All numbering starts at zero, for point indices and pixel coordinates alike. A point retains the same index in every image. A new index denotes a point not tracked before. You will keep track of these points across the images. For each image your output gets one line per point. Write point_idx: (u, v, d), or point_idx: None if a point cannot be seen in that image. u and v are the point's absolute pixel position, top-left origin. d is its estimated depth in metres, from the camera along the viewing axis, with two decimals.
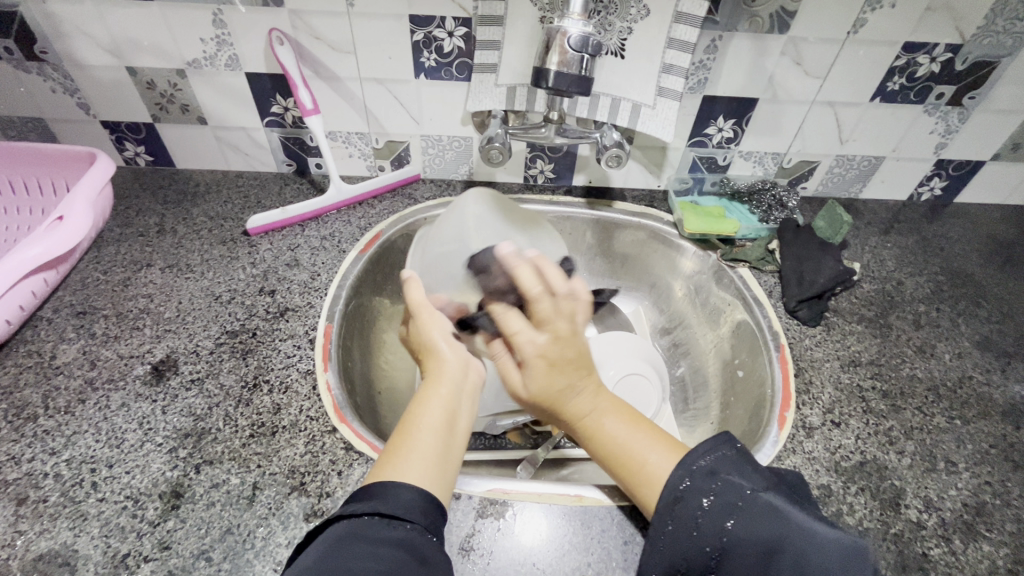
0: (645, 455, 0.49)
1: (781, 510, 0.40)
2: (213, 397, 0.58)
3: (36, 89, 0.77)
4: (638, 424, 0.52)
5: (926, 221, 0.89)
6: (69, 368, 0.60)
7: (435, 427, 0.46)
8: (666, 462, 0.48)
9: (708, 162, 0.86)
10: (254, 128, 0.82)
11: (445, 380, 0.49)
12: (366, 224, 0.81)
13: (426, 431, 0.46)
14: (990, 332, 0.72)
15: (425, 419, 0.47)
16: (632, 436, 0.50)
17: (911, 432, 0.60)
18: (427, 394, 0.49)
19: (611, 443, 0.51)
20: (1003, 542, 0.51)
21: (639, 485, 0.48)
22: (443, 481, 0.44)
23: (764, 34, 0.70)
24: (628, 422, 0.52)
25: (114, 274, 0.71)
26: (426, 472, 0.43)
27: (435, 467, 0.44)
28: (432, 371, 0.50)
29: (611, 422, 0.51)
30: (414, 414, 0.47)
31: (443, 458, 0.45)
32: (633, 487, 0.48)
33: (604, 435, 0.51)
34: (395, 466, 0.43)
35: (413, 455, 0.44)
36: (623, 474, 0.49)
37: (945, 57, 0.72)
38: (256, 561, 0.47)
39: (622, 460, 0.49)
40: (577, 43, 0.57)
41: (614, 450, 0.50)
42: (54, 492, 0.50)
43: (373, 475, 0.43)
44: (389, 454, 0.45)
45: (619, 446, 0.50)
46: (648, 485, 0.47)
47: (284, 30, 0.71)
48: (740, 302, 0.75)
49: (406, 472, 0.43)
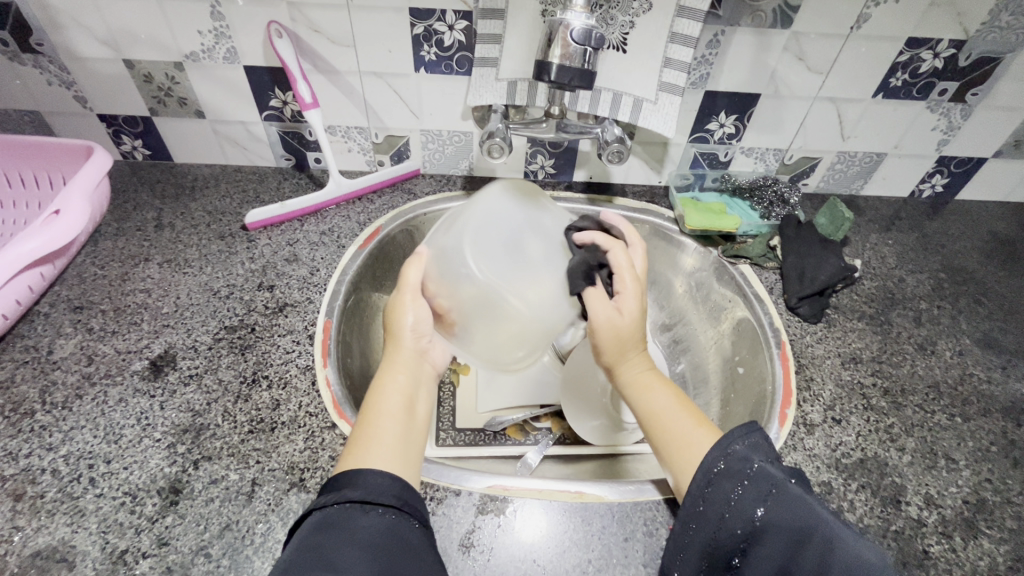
0: (688, 428, 0.49)
1: (806, 496, 0.39)
2: (211, 393, 0.58)
3: (32, 81, 0.76)
4: (683, 404, 0.52)
5: (927, 218, 0.88)
6: (66, 364, 0.60)
7: (395, 410, 0.48)
8: (706, 438, 0.48)
9: (710, 158, 0.86)
10: (252, 122, 0.81)
11: (404, 369, 0.51)
12: (365, 219, 0.81)
13: (388, 419, 0.47)
14: (991, 330, 0.72)
15: (385, 405, 0.48)
16: (676, 412, 0.51)
17: (912, 429, 0.60)
18: (389, 382, 0.50)
19: (656, 409, 0.52)
20: (1004, 539, 0.51)
21: (677, 450, 0.48)
22: (409, 462, 0.45)
23: (767, 29, 0.70)
24: (675, 400, 0.52)
25: (111, 269, 0.71)
26: (395, 458, 0.44)
27: (399, 449, 0.45)
28: (393, 359, 0.52)
29: (660, 392, 0.53)
30: (374, 400, 0.48)
31: (408, 445, 0.46)
32: (671, 455, 0.48)
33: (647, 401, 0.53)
34: (363, 456, 0.43)
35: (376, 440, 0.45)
36: (663, 440, 0.49)
37: (948, 53, 0.72)
38: (256, 557, 0.46)
39: (666, 425, 0.50)
40: (581, 35, 0.56)
41: (660, 416, 0.51)
42: (52, 487, 0.50)
43: (341, 464, 0.43)
44: (353, 442, 0.45)
45: (663, 414, 0.51)
46: (689, 451, 0.47)
47: (283, 22, 0.70)
48: (741, 299, 0.75)
49: (374, 457, 0.43)
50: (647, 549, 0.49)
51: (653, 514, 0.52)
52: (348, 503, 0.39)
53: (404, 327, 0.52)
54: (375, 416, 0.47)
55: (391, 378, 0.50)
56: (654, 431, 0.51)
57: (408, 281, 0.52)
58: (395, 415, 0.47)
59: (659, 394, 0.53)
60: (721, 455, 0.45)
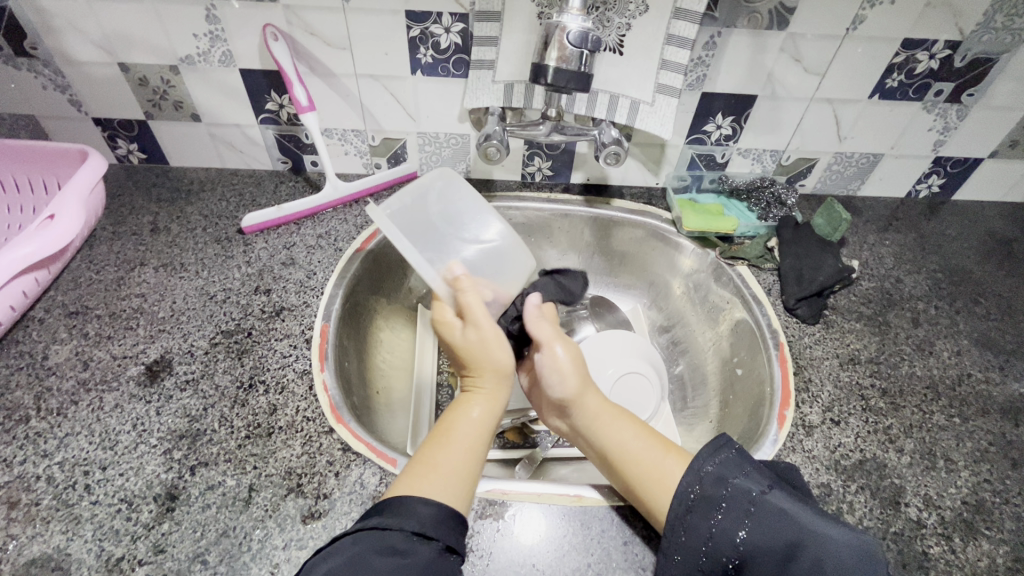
0: (658, 462, 0.49)
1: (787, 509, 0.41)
2: (208, 398, 0.58)
3: (27, 86, 0.76)
4: (648, 434, 0.52)
5: (924, 219, 0.88)
6: (61, 370, 0.60)
7: (468, 439, 0.48)
8: (677, 466, 0.48)
9: (707, 159, 0.86)
10: (248, 125, 0.81)
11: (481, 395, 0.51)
12: (362, 223, 0.80)
13: (456, 448, 0.47)
14: (988, 330, 0.72)
15: (460, 431, 0.48)
16: (640, 443, 0.51)
17: (910, 430, 0.60)
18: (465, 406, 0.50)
19: (620, 445, 0.51)
20: (1002, 540, 0.51)
21: (651, 489, 0.47)
22: (467, 495, 0.45)
23: (764, 30, 0.70)
24: (637, 430, 0.52)
25: (106, 274, 0.70)
26: (456, 492, 0.44)
27: (460, 483, 0.45)
28: (480, 387, 0.51)
29: (620, 426, 0.53)
30: (450, 420, 0.49)
31: (471, 478, 0.46)
32: (645, 491, 0.47)
33: (611, 441, 0.52)
34: (423, 483, 0.43)
35: (436, 474, 0.44)
36: (630, 481, 0.49)
37: (944, 54, 0.72)
38: (252, 564, 0.46)
39: (638, 469, 0.49)
40: (576, 38, 0.56)
41: (624, 455, 0.50)
42: (46, 495, 0.49)
43: (398, 486, 0.44)
44: (418, 466, 0.45)
45: (626, 453, 0.50)
46: (660, 487, 0.47)
47: (279, 26, 0.70)
48: (738, 300, 0.75)
49: (432, 487, 0.43)
50: (647, 552, 0.49)
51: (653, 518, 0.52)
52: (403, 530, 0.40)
53: (494, 361, 0.50)
54: (447, 441, 0.47)
55: (472, 401, 0.51)
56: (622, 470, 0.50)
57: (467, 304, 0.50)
58: (466, 446, 0.47)
59: (620, 428, 0.53)
60: (715, 465, 0.45)
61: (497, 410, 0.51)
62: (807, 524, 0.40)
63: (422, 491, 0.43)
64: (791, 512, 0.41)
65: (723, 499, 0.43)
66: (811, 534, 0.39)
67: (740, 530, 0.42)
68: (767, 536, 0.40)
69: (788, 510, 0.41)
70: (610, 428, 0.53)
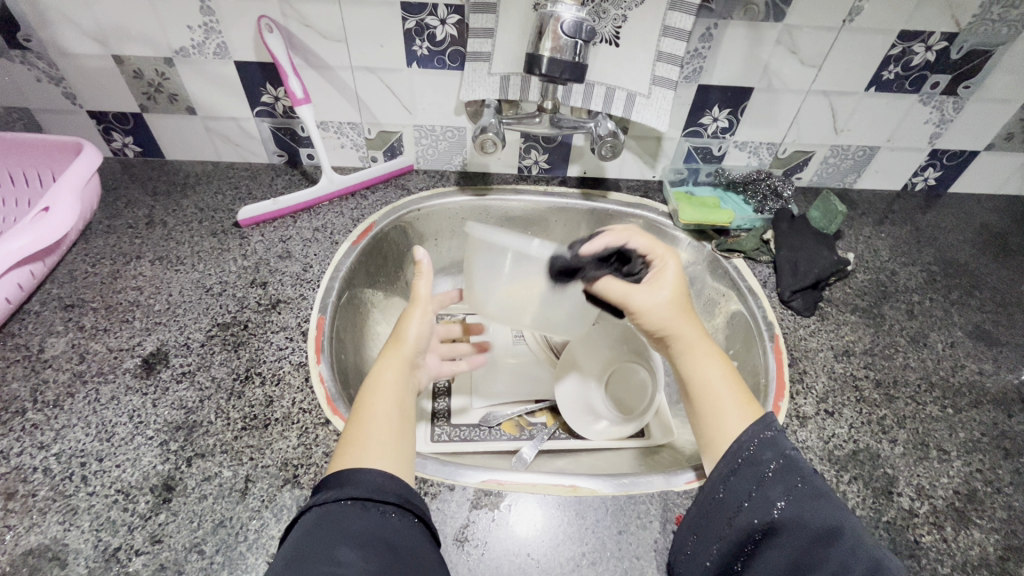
0: (725, 406, 0.50)
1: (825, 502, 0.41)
2: (204, 390, 0.58)
3: (21, 79, 0.76)
4: (734, 380, 0.52)
5: (920, 212, 0.89)
6: (57, 362, 0.60)
7: (388, 412, 0.49)
8: (743, 419, 0.49)
9: (703, 152, 0.85)
10: (243, 118, 0.81)
11: (395, 367, 0.53)
12: (358, 216, 0.80)
13: (379, 420, 0.48)
14: (982, 322, 0.72)
15: (379, 406, 0.49)
16: (721, 386, 0.51)
17: (903, 421, 0.60)
18: (380, 380, 0.51)
19: (703, 380, 0.52)
20: (994, 529, 0.52)
21: (711, 426, 0.49)
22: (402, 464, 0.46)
23: (760, 22, 0.70)
24: (728, 374, 0.53)
25: (102, 267, 0.70)
26: (388, 459, 0.45)
27: (392, 452, 0.46)
28: (388, 358, 0.53)
29: (712, 362, 0.53)
30: (369, 395, 0.50)
31: (401, 445, 0.47)
32: (709, 425, 0.50)
33: (700, 369, 0.53)
34: (357, 456, 0.45)
35: (369, 444, 0.46)
36: (697, 409, 0.51)
37: (940, 46, 0.72)
38: (249, 554, 0.46)
39: (708, 401, 0.51)
40: (571, 28, 0.56)
41: (704, 388, 0.51)
42: (43, 486, 0.49)
43: (337, 464, 0.45)
44: (348, 445, 0.46)
45: (707, 385, 0.52)
46: (717, 430, 0.49)
47: (274, 18, 0.69)
48: (734, 293, 0.75)
49: (367, 458, 0.45)
50: (641, 541, 0.50)
51: (649, 508, 0.52)
52: (347, 500, 0.41)
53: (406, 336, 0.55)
54: (369, 413, 0.48)
55: (385, 376, 0.52)
56: (696, 399, 0.52)
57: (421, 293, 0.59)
58: (387, 417, 0.48)
59: (708, 361, 0.53)
60: None
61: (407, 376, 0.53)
62: (853, 522, 0.40)
63: (358, 463, 0.44)
64: (837, 501, 0.41)
65: (774, 465, 0.44)
66: (853, 530, 0.39)
67: (779, 500, 0.42)
68: (801, 509, 0.41)
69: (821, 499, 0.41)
70: (701, 362, 0.53)
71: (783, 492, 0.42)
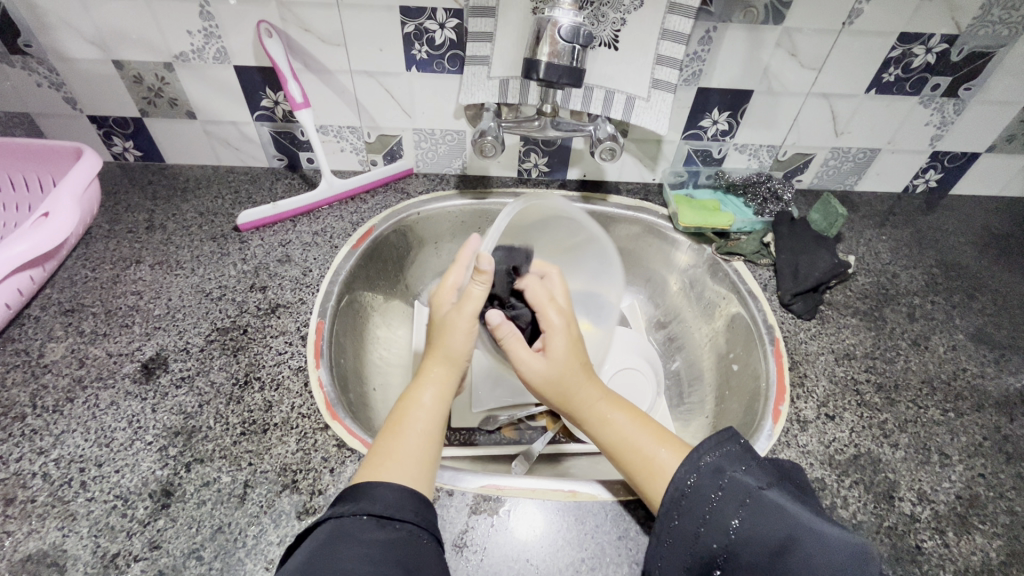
0: (654, 450, 0.50)
1: (793, 509, 0.40)
2: (203, 395, 0.58)
3: (22, 84, 0.76)
4: (646, 422, 0.53)
5: (921, 214, 0.88)
6: (56, 367, 0.60)
7: (424, 427, 0.49)
8: (674, 459, 0.49)
9: (703, 155, 0.85)
10: (244, 122, 0.81)
11: (431, 383, 0.52)
12: (358, 219, 0.80)
13: (409, 436, 0.48)
14: (984, 324, 0.72)
15: (411, 422, 0.49)
16: (638, 432, 0.52)
17: (905, 425, 0.60)
18: (414, 394, 0.52)
19: (616, 435, 0.52)
20: (996, 534, 0.52)
21: (639, 472, 0.49)
22: (424, 479, 0.46)
23: (758, 25, 0.69)
24: (636, 419, 0.53)
25: (102, 271, 0.71)
26: (406, 474, 0.45)
27: (412, 466, 0.46)
28: (426, 369, 0.53)
29: (621, 418, 0.53)
30: (402, 412, 0.50)
31: (427, 458, 0.48)
32: (638, 478, 0.49)
33: (607, 426, 0.53)
34: (378, 468, 0.45)
35: (390, 458, 0.46)
36: (629, 467, 0.50)
37: (940, 48, 0.72)
38: (247, 560, 0.46)
39: (630, 453, 0.50)
40: (568, 33, 0.56)
41: (619, 443, 0.52)
42: (42, 492, 0.49)
43: (360, 475, 0.45)
44: (375, 455, 0.47)
45: (621, 440, 0.52)
46: (655, 478, 0.48)
47: (273, 22, 0.70)
48: (734, 296, 0.75)
49: (387, 472, 0.45)
50: (640, 547, 0.49)
51: (648, 514, 0.52)
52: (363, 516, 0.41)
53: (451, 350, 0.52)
54: (401, 431, 0.49)
55: (425, 390, 0.52)
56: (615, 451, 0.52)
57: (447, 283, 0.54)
58: (418, 433, 0.49)
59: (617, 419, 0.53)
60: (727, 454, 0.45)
61: (449, 393, 0.52)
62: (807, 521, 0.39)
63: (377, 476, 0.44)
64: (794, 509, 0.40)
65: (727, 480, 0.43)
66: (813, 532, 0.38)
67: (733, 517, 0.41)
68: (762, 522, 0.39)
69: (793, 506, 0.40)
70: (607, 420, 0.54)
71: (748, 504, 0.41)
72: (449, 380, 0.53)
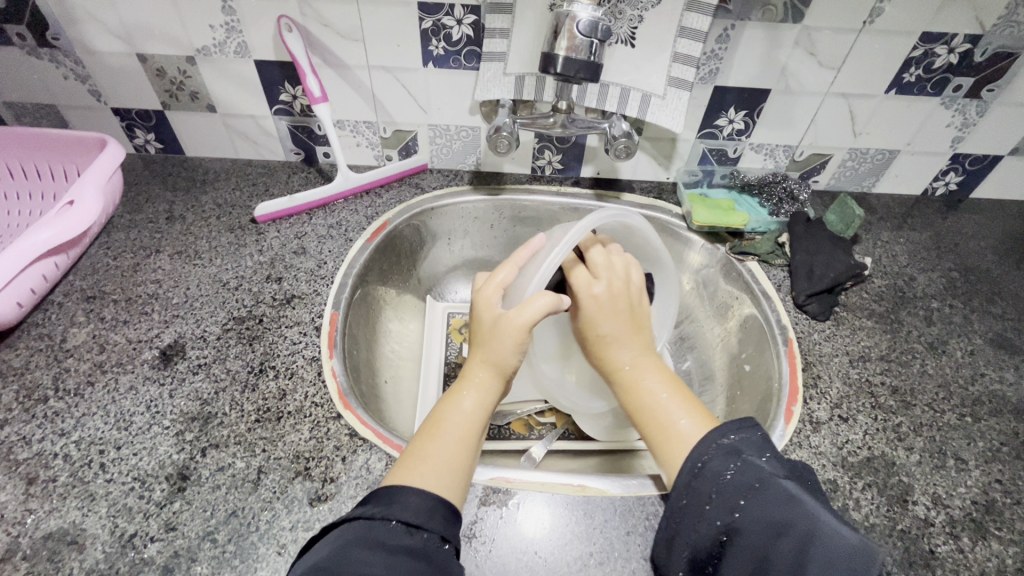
0: (676, 418, 0.50)
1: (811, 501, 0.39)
2: (219, 382, 0.59)
3: (50, 77, 0.78)
4: (678, 391, 0.53)
5: (940, 217, 0.87)
6: (78, 352, 0.61)
7: (460, 433, 0.49)
8: (696, 430, 0.49)
9: (718, 154, 0.85)
10: (262, 116, 0.82)
11: (474, 387, 0.52)
12: (373, 213, 0.81)
13: (445, 440, 0.48)
14: (1004, 330, 0.71)
15: (451, 425, 0.49)
16: (668, 400, 0.52)
17: (920, 429, 0.59)
18: (460, 392, 0.52)
19: (648, 401, 0.52)
20: (1013, 541, 0.51)
21: (665, 444, 0.49)
22: (456, 486, 0.46)
23: (777, 22, 0.69)
24: (669, 385, 0.53)
25: (123, 260, 0.72)
26: (437, 482, 0.45)
27: (444, 471, 0.46)
28: (471, 372, 0.53)
29: (655, 384, 0.53)
30: (442, 414, 0.50)
31: (460, 464, 0.47)
32: (660, 445, 0.50)
33: (642, 390, 0.53)
34: (410, 471, 0.45)
35: (422, 463, 0.46)
36: (652, 430, 0.51)
37: (963, 48, 0.71)
38: (260, 543, 0.47)
39: (655, 417, 0.51)
40: (587, 27, 0.57)
41: (650, 409, 0.52)
42: (63, 472, 0.51)
43: (391, 477, 0.45)
44: (408, 458, 0.47)
45: (651, 408, 0.52)
46: (676, 442, 0.48)
47: (294, 17, 0.71)
48: (748, 296, 0.74)
49: (417, 477, 0.45)
50: (648, 543, 0.49)
51: (657, 511, 0.52)
52: (393, 521, 0.41)
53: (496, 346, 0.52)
54: (439, 433, 0.49)
55: (468, 392, 0.52)
56: (644, 424, 0.52)
57: (495, 281, 0.56)
58: (456, 437, 0.48)
59: (650, 382, 0.54)
60: (744, 442, 0.45)
61: (490, 396, 0.52)
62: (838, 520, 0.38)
63: (407, 480, 0.44)
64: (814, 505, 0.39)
65: (740, 470, 0.42)
66: (830, 523, 0.38)
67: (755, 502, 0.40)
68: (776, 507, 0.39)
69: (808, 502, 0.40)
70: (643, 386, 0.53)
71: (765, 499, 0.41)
72: (493, 384, 0.52)
